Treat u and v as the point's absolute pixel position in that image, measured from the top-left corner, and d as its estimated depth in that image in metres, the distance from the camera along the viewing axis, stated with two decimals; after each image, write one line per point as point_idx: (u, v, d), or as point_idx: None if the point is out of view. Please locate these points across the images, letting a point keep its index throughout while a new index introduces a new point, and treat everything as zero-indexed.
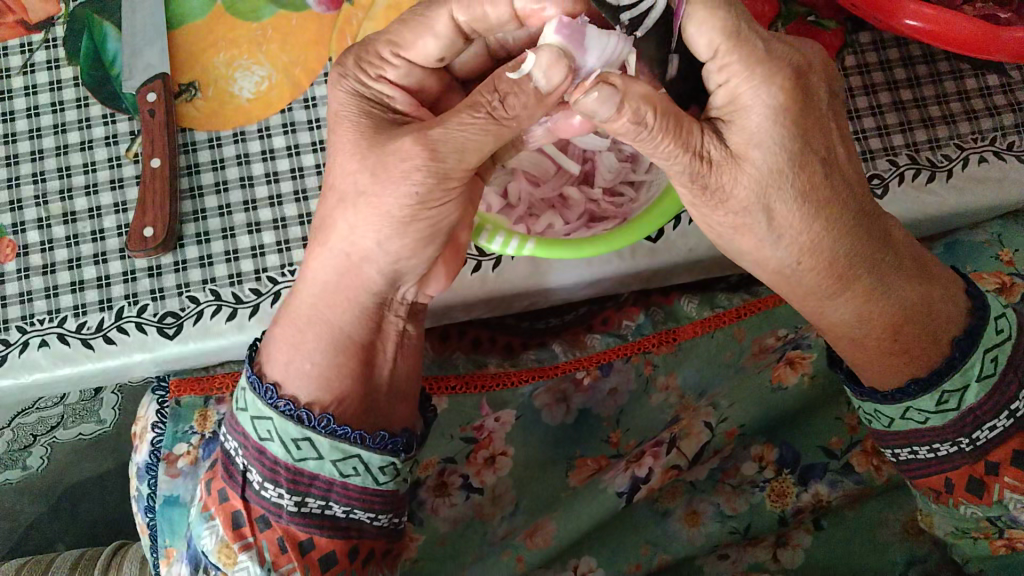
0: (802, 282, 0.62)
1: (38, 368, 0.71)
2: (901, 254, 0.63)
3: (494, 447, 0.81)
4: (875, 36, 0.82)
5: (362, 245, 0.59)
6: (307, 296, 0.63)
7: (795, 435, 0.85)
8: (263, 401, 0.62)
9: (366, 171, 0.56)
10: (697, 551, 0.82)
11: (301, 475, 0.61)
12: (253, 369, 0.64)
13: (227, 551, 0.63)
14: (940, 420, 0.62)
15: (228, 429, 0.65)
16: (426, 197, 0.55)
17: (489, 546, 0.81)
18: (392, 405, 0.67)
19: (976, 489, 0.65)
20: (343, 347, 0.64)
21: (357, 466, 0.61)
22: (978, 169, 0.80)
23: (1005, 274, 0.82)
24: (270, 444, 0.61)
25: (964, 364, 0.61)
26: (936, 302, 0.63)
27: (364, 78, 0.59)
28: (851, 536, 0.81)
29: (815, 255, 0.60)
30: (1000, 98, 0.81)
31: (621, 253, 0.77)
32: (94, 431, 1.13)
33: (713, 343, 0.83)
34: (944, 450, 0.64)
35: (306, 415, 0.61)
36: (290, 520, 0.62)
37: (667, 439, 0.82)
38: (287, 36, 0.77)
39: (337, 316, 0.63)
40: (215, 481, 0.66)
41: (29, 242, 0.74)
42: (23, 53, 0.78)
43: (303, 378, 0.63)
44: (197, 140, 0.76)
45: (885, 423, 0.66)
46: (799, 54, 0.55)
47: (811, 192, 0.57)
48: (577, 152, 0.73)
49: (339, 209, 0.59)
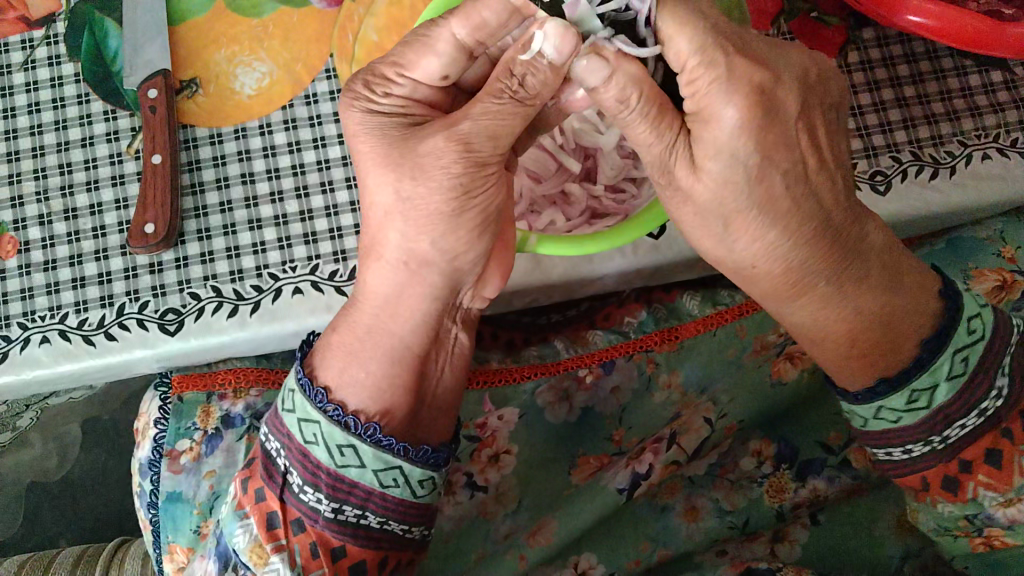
0: (761, 284, 0.62)
1: (40, 364, 0.71)
2: (869, 256, 0.62)
3: (497, 445, 0.81)
4: (878, 32, 0.82)
5: (418, 249, 0.59)
6: (370, 304, 0.63)
7: (794, 431, 0.85)
8: (313, 404, 0.61)
9: (405, 178, 0.56)
10: (696, 547, 0.82)
11: (342, 482, 0.60)
12: (302, 370, 0.64)
13: (259, 551, 0.64)
14: (912, 418, 0.62)
15: (270, 428, 0.64)
16: (468, 184, 0.55)
17: (494, 544, 0.81)
18: (432, 417, 0.68)
19: (951, 487, 0.65)
20: (397, 357, 0.64)
21: (397, 477, 0.61)
22: (982, 166, 0.79)
23: (1006, 270, 0.82)
24: (315, 447, 0.61)
25: (931, 365, 0.61)
26: (907, 302, 0.63)
27: (375, 99, 0.57)
28: (853, 532, 0.81)
29: (769, 266, 0.60)
30: (1004, 94, 0.81)
31: (623, 251, 0.77)
32: (85, 394, 1.12)
33: (716, 341, 0.82)
34: (917, 451, 0.64)
35: (352, 422, 0.61)
36: (325, 526, 0.62)
37: (668, 435, 0.82)
38: (288, 32, 0.77)
39: (393, 324, 0.63)
40: (253, 480, 0.65)
41: (30, 238, 0.74)
42: (24, 49, 0.78)
43: (356, 387, 0.63)
44: (198, 136, 0.76)
45: (859, 422, 0.66)
46: (763, 71, 0.53)
47: (770, 206, 0.57)
48: (578, 150, 0.74)
49: (386, 221, 0.59)
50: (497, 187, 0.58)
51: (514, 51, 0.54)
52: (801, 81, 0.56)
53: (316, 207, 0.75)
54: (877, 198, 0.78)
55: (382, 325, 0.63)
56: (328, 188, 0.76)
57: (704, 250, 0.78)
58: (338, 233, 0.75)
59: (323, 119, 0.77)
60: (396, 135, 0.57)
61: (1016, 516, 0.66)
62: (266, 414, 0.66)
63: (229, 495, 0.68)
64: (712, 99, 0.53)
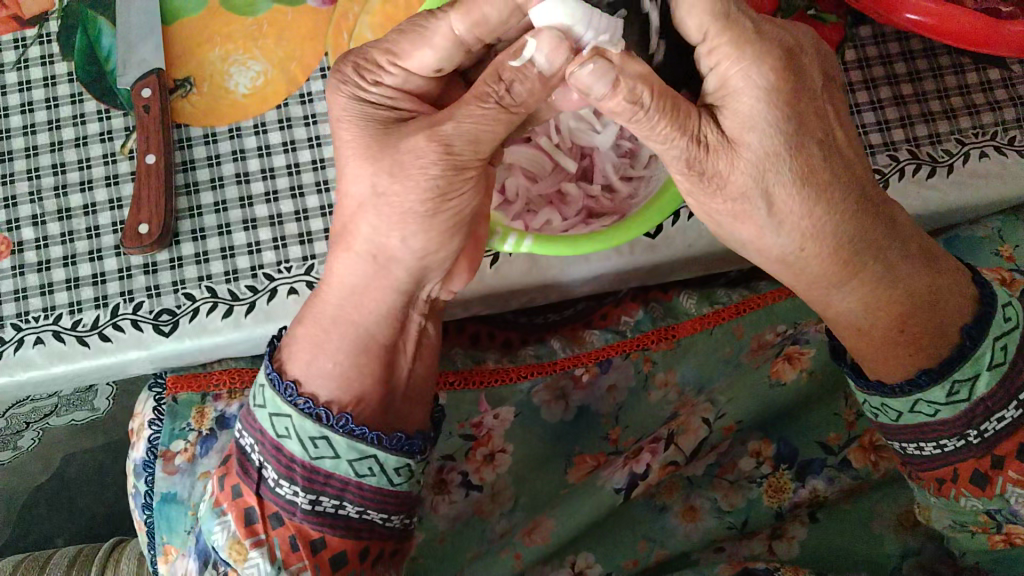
0: (807, 268, 0.61)
1: (34, 365, 0.71)
2: (908, 240, 0.63)
3: (492, 445, 0.81)
4: (875, 30, 0.81)
5: (387, 244, 0.59)
6: (333, 295, 0.63)
7: (793, 431, 0.85)
8: (282, 399, 0.61)
9: (384, 173, 0.55)
10: (693, 545, 0.82)
11: (317, 473, 0.60)
12: (272, 365, 0.64)
13: (239, 547, 0.63)
14: (951, 411, 0.61)
15: (243, 425, 0.64)
16: (445, 188, 0.55)
17: (490, 544, 0.81)
18: (407, 408, 0.67)
19: (980, 481, 0.64)
20: (364, 347, 0.63)
21: (372, 466, 0.60)
22: (979, 164, 0.79)
23: (1005, 269, 0.82)
24: (287, 441, 0.60)
25: (976, 352, 0.60)
26: (941, 289, 0.63)
27: (363, 86, 0.57)
28: (849, 530, 0.81)
29: (817, 245, 0.60)
30: (1001, 93, 0.81)
31: (620, 250, 0.77)
32: (86, 417, 1.10)
33: (713, 340, 0.83)
34: (952, 444, 0.63)
35: (324, 415, 0.61)
36: (303, 518, 0.62)
37: (665, 435, 0.81)
38: (282, 30, 0.77)
39: (358, 315, 0.63)
40: (229, 477, 0.65)
41: (24, 239, 0.74)
42: (17, 48, 0.77)
43: (325, 378, 0.62)
44: (193, 136, 0.76)
45: (891, 417, 0.65)
46: (790, 35, 0.55)
47: (812, 174, 0.57)
48: (575, 149, 0.73)
49: (359, 212, 0.58)
50: (477, 188, 0.57)
51: (504, 57, 0.52)
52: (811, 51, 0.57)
53: (312, 206, 0.75)
54: None
55: (349, 317, 0.63)
56: (323, 187, 0.75)
57: (702, 248, 0.78)
58: (333, 232, 0.74)
59: (319, 118, 0.76)
60: (379, 129, 0.57)
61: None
62: (241, 411, 0.65)
63: (208, 493, 0.67)
64: (732, 70, 0.53)
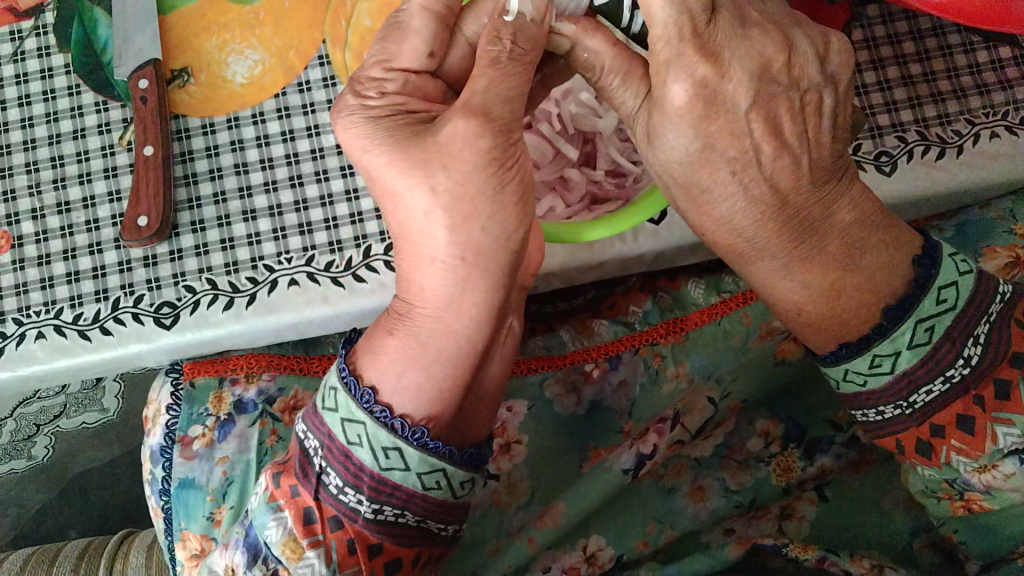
0: (719, 249, 0.61)
1: (35, 360, 0.71)
2: (827, 225, 0.58)
3: (507, 436, 0.80)
4: (883, 9, 0.80)
5: (468, 239, 0.53)
6: (429, 306, 0.56)
7: (800, 410, 0.83)
8: (358, 405, 0.56)
9: (438, 170, 0.51)
10: (702, 526, 0.80)
11: (385, 484, 0.56)
12: (346, 368, 0.58)
13: (292, 546, 0.58)
14: (876, 383, 0.58)
15: (308, 426, 0.58)
16: (503, 155, 0.52)
17: (499, 535, 0.79)
18: (476, 410, 0.63)
19: (923, 451, 0.60)
20: (461, 356, 0.57)
21: (440, 480, 0.57)
22: (990, 144, 0.77)
23: (1021, 247, 0.79)
24: (358, 448, 0.56)
25: (892, 331, 0.56)
26: (871, 267, 0.57)
27: (368, 101, 0.56)
28: (857, 505, 0.79)
29: (713, 231, 0.59)
30: (1013, 71, 0.79)
31: (623, 237, 0.76)
32: (98, 420, 1.14)
33: (720, 331, 0.82)
34: (887, 412, 0.60)
35: (400, 425, 0.55)
36: (365, 525, 0.58)
37: (672, 415, 0.80)
38: (279, 19, 0.76)
39: (455, 325, 0.56)
40: (286, 475, 0.60)
41: (24, 233, 0.74)
42: (13, 40, 0.77)
43: (408, 394, 0.56)
44: (191, 126, 0.75)
45: (834, 384, 0.63)
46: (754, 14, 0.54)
47: (717, 181, 0.56)
48: (576, 135, 0.72)
49: (429, 223, 0.53)
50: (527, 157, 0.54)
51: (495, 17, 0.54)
52: (788, 47, 0.55)
53: (311, 196, 0.74)
54: (881, 178, 0.76)
55: (446, 327, 0.56)
56: (322, 176, 0.75)
57: None
58: (333, 223, 0.74)
59: (317, 107, 0.76)
60: (376, 105, 0.56)
61: (993, 482, 0.60)
62: (303, 409, 0.60)
63: (259, 487, 0.62)
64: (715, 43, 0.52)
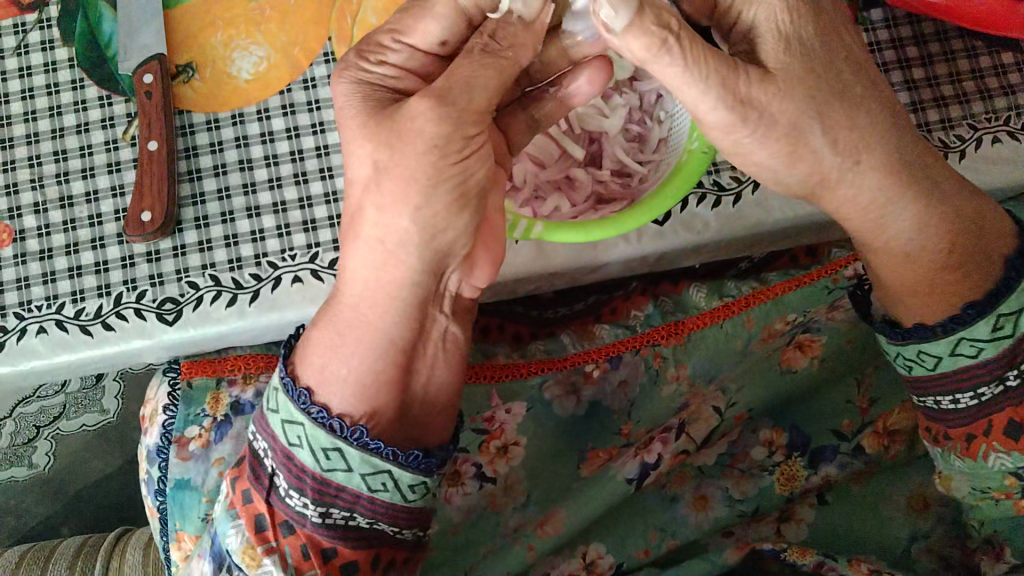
0: (839, 186, 0.61)
1: (36, 355, 0.70)
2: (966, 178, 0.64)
3: (505, 438, 0.79)
4: (887, 13, 0.80)
5: (394, 226, 0.55)
6: (347, 294, 0.59)
7: (805, 418, 0.83)
8: (295, 406, 0.58)
9: (386, 145, 0.53)
10: (703, 533, 0.80)
11: (327, 486, 0.57)
12: (287, 370, 0.60)
13: (252, 553, 0.60)
14: (995, 351, 0.61)
15: (258, 428, 0.61)
16: (445, 145, 0.52)
17: (502, 538, 0.79)
18: (426, 416, 0.65)
19: (1014, 432, 0.63)
20: (385, 351, 0.59)
21: (386, 482, 0.57)
22: (992, 149, 0.78)
23: None
24: (299, 450, 0.57)
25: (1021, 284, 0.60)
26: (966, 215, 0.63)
27: (366, 66, 0.57)
28: (850, 512, 0.81)
29: (874, 159, 0.60)
30: (1015, 76, 0.80)
31: (628, 237, 0.76)
32: (97, 422, 1.14)
33: (722, 334, 0.81)
34: (987, 393, 0.62)
35: (338, 425, 0.57)
36: (314, 529, 0.59)
37: (677, 425, 0.80)
38: (285, 16, 0.76)
39: (378, 317, 0.59)
40: (242, 480, 0.62)
41: (26, 227, 0.73)
42: (17, 33, 0.76)
43: (337, 384, 0.59)
44: (195, 122, 0.75)
45: (929, 365, 0.63)
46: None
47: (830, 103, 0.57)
48: (583, 135, 0.73)
49: (364, 197, 0.56)
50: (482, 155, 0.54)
51: None
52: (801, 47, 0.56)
53: (315, 193, 0.74)
54: None
55: (368, 322, 0.59)
56: (327, 174, 0.74)
57: (712, 236, 0.77)
58: (336, 220, 0.73)
59: (322, 104, 0.75)
60: (381, 102, 0.56)
61: None
62: (257, 413, 0.63)
63: (223, 495, 0.65)
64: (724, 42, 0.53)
